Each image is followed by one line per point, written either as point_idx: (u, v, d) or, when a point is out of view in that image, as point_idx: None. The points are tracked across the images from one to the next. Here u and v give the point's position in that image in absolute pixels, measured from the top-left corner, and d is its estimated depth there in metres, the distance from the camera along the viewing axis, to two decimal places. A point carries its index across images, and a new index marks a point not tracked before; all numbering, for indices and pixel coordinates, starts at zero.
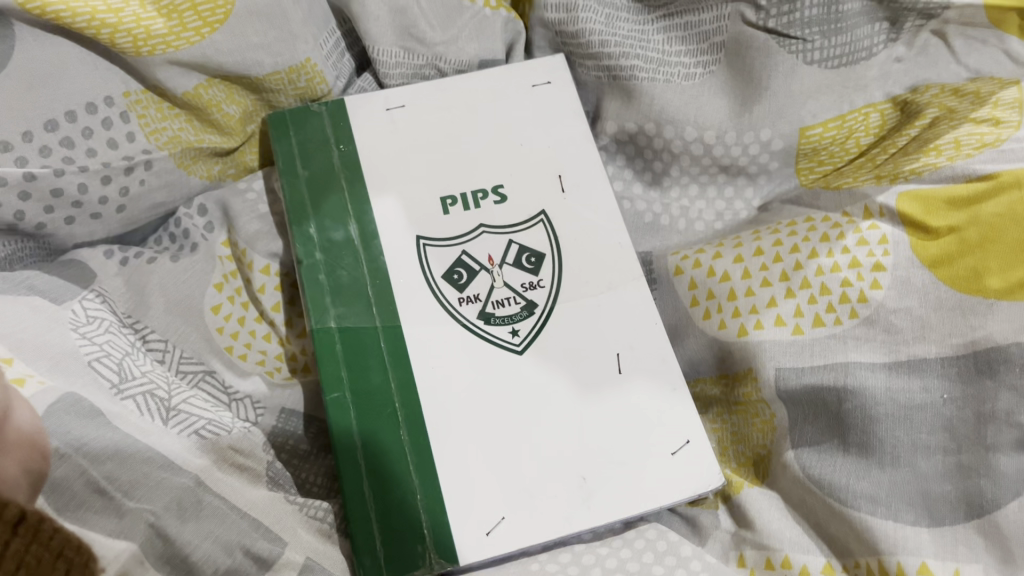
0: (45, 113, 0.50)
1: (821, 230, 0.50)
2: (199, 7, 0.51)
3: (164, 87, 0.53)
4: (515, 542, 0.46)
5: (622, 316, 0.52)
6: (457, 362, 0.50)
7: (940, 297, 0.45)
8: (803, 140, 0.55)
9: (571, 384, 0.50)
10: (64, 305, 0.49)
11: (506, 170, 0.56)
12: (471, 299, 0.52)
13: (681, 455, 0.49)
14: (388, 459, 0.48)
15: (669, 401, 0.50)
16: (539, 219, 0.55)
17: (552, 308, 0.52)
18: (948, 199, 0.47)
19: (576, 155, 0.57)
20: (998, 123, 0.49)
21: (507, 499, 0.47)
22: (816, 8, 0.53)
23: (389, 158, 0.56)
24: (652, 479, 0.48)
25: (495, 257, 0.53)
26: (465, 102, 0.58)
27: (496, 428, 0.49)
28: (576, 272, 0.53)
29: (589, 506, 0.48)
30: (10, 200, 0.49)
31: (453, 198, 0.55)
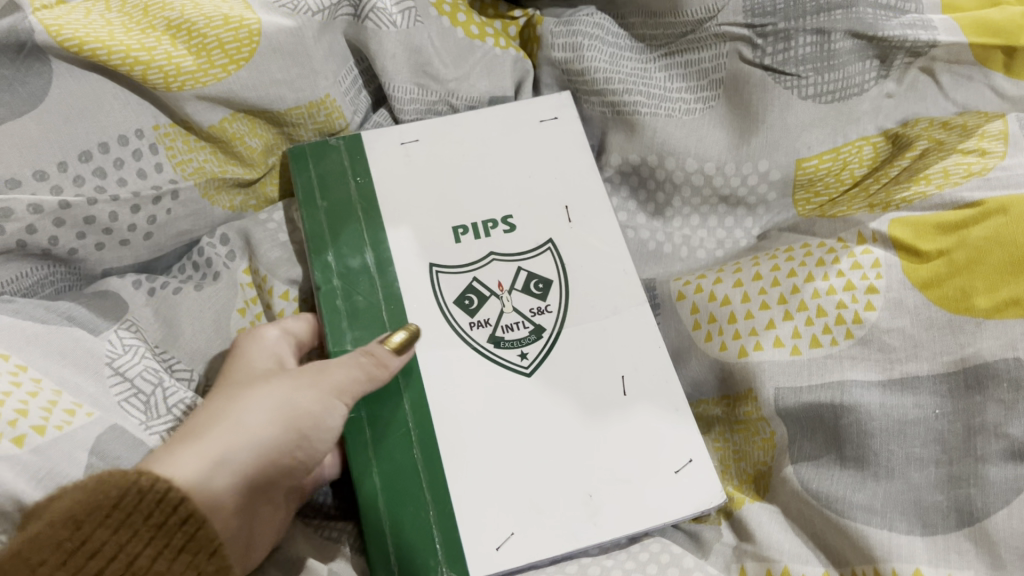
0: (79, 144, 0.53)
1: (816, 255, 0.52)
2: (226, 45, 0.55)
3: (192, 121, 0.56)
4: (525, 556, 0.48)
5: (625, 341, 0.54)
6: (467, 381, 0.52)
7: (931, 316, 0.47)
8: (799, 171, 0.58)
9: (578, 404, 0.52)
10: (101, 335, 0.52)
11: (515, 201, 0.59)
12: (482, 323, 0.54)
13: (685, 473, 0.51)
14: (402, 476, 0.50)
15: (674, 422, 0.52)
16: (547, 248, 0.57)
17: (559, 332, 0.54)
18: (938, 224, 0.49)
19: (581, 186, 0.60)
20: (984, 154, 0.52)
21: (518, 515, 0.49)
22: (808, 45, 0.56)
23: (403, 189, 0.58)
24: (658, 497, 0.50)
25: (505, 283, 0.55)
26: (476, 135, 0.61)
27: (506, 444, 0.51)
28: (583, 297, 0.55)
29: (598, 522, 0.49)
30: (44, 226, 0.51)
31: (465, 228, 0.57)
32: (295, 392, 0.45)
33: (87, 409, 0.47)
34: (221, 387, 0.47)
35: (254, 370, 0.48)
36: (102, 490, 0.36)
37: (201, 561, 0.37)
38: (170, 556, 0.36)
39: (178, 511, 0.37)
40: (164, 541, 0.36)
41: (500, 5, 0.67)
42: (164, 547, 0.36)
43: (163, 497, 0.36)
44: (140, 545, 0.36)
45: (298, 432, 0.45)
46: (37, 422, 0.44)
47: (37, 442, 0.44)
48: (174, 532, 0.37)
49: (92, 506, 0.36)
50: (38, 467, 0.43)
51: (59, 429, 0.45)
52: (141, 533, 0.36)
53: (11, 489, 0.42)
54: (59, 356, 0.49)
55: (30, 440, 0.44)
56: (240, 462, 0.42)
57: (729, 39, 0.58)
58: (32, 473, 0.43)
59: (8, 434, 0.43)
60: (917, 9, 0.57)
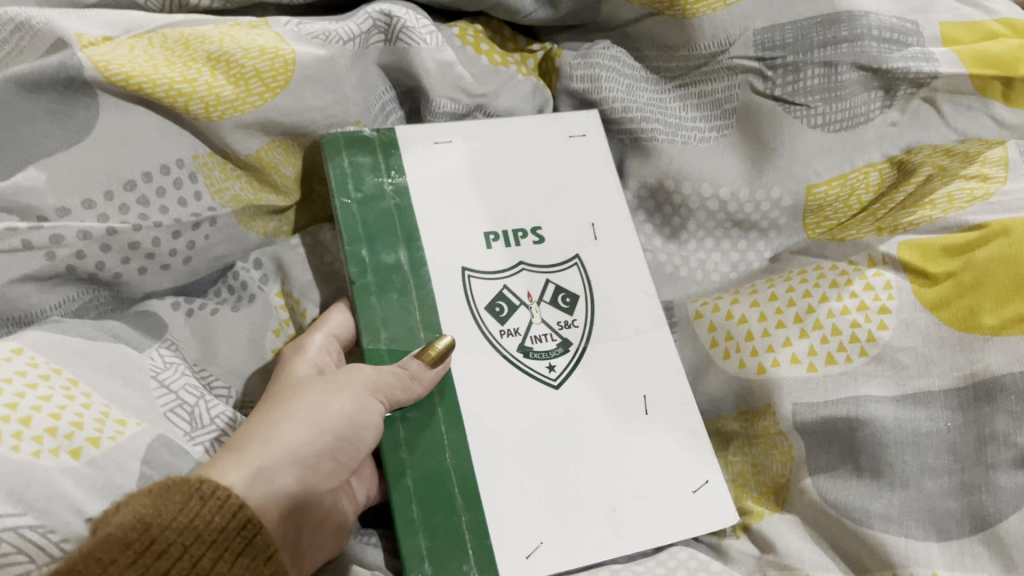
0: (124, 174, 0.55)
1: (830, 277, 0.55)
2: (263, 75, 0.58)
3: (232, 151, 0.59)
4: (555, 564, 0.50)
5: (643, 361, 0.58)
6: (496, 387, 0.54)
7: (941, 335, 0.50)
8: (809, 197, 0.60)
9: (604, 419, 0.55)
10: (144, 351, 0.55)
11: (542, 214, 0.61)
12: (512, 332, 0.56)
13: (701, 489, 0.54)
14: (435, 479, 0.51)
15: (691, 441, 0.55)
16: (574, 263, 0.60)
17: (585, 347, 0.57)
18: (944, 247, 0.52)
19: (605, 206, 0.62)
20: (986, 180, 0.55)
21: (547, 523, 0.51)
22: (817, 77, 0.59)
23: (437, 191, 0.60)
24: (679, 513, 0.53)
25: (533, 294, 0.58)
26: (506, 142, 0.63)
27: (536, 453, 0.53)
28: (607, 313, 0.58)
29: (621, 533, 0.52)
30: (92, 251, 0.54)
31: (496, 235, 0.59)
32: (326, 400, 0.48)
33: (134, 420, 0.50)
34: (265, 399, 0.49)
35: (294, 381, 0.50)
36: (168, 496, 0.39)
37: (258, 565, 0.41)
38: (230, 558, 0.40)
39: (237, 516, 0.40)
40: (225, 544, 0.40)
41: (520, 39, 0.70)
42: (224, 550, 0.40)
43: (224, 503, 0.40)
44: (202, 547, 0.39)
45: (335, 441, 0.47)
46: (92, 434, 0.47)
47: (93, 454, 0.47)
48: (232, 537, 0.40)
49: (157, 510, 0.39)
50: (95, 477, 0.46)
51: (112, 439, 0.48)
52: (203, 536, 0.39)
53: (73, 498, 0.45)
54: (108, 370, 0.52)
55: (87, 452, 0.47)
56: (282, 470, 0.44)
57: (740, 71, 0.61)
58: (90, 483, 0.46)
59: (66, 447, 0.46)
60: (919, 43, 0.59)
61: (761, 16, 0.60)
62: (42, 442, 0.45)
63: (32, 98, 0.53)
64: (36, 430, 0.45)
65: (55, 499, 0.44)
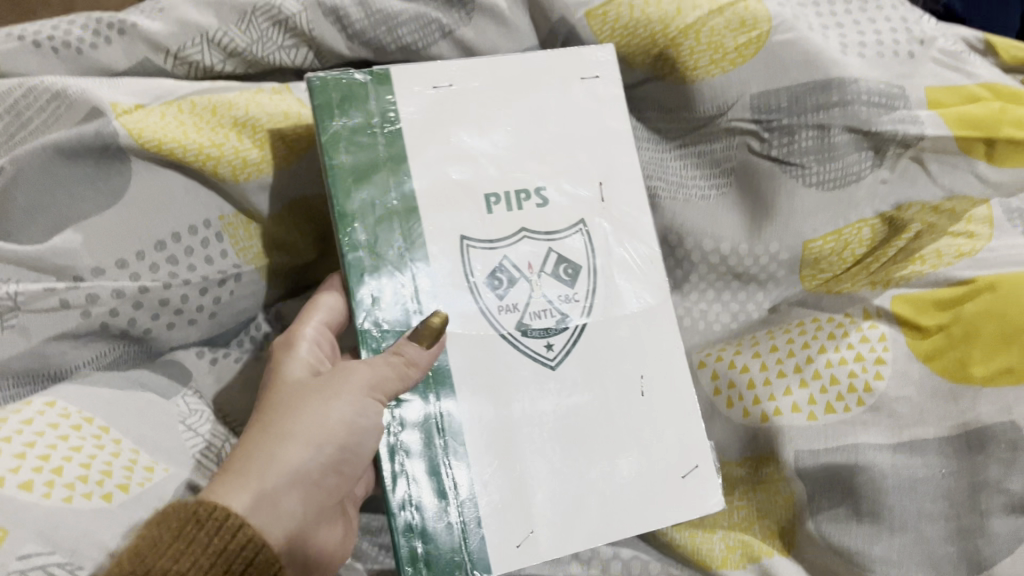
0: (155, 234, 0.58)
1: (827, 329, 0.58)
2: (288, 138, 0.62)
3: (256, 211, 0.62)
4: (547, 551, 0.53)
5: (639, 338, 0.58)
6: (492, 370, 0.54)
7: (935, 385, 0.53)
8: (805, 251, 0.63)
9: (598, 405, 0.56)
10: (171, 398, 0.57)
11: (551, 171, 0.58)
12: (510, 308, 0.55)
13: (691, 476, 0.56)
14: (429, 472, 0.52)
15: (685, 427, 0.57)
16: (579, 228, 0.58)
17: (585, 324, 0.57)
18: (935, 300, 0.55)
19: (616, 165, 0.59)
20: (973, 236, 0.59)
21: (540, 515, 0.54)
22: (810, 139, 0.62)
23: (434, 149, 0.56)
24: (671, 504, 0.56)
25: (535, 265, 0.56)
26: (508, 88, 0.58)
27: (529, 443, 0.54)
28: (610, 286, 0.58)
29: (607, 524, 0.55)
30: (125, 309, 0.56)
31: (497, 196, 0.56)
32: (323, 408, 0.48)
33: (161, 467, 0.52)
34: (261, 408, 0.49)
35: (290, 386, 0.50)
36: (163, 524, 0.40)
37: None
38: None
39: (236, 537, 0.41)
40: (225, 567, 0.41)
41: None
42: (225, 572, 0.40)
43: (221, 525, 0.41)
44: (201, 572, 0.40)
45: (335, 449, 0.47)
46: (121, 481, 0.50)
47: (123, 499, 0.49)
48: (233, 559, 0.41)
49: (153, 543, 0.40)
50: (130, 520, 0.49)
51: (141, 485, 0.50)
52: (200, 561, 0.40)
53: (97, 537, 0.46)
54: (136, 416, 0.54)
55: (118, 496, 0.49)
56: (286, 491, 0.45)
57: (739, 133, 0.64)
58: (122, 524, 0.48)
59: (98, 492, 0.48)
60: (905, 107, 0.62)
61: (757, 80, 0.63)
62: (74, 487, 0.47)
63: (69, 166, 0.56)
64: (70, 477, 0.47)
65: (95, 547, 0.46)
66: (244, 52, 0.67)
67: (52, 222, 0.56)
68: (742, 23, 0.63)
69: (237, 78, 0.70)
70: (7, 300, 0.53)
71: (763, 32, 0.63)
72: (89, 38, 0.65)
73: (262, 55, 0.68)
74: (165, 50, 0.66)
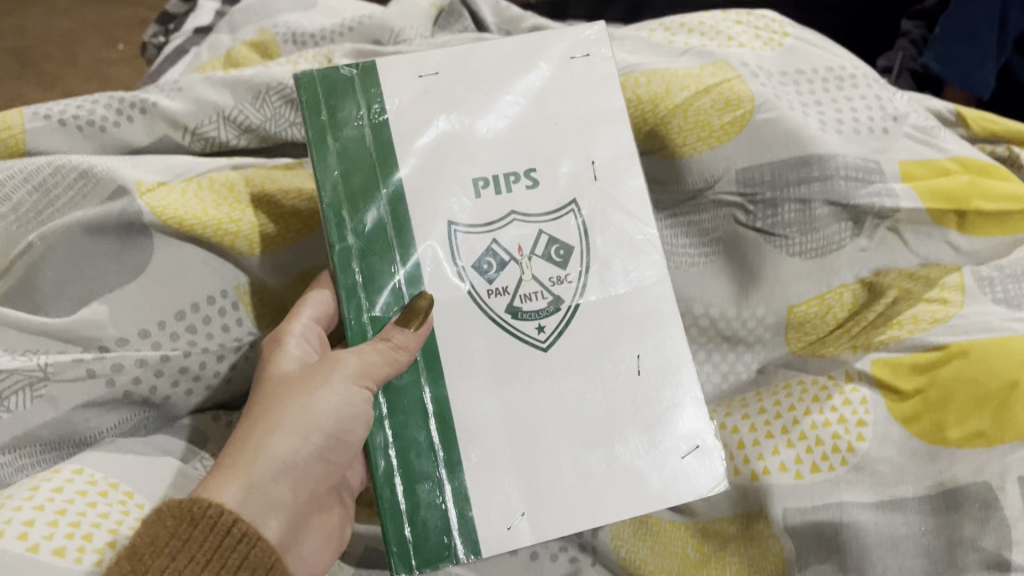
0: (176, 304, 0.61)
1: (812, 391, 0.61)
2: (300, 213, 0.65)
3: (269, 280, 0.65)
4: (535, 533, 0.53)
5: (635, 315, 0.57)
6: (484, 351, 0.54)
7: (913, 447, 0.56)
8: (791, 314, 0.66)
9: (593, 383, 0.55)
10: (189, 463, 0.60)
11: (541, 151, 0.57)
12: (500, 291, 0.55)
13: (690, 456, 0.55)
14: (417, 456, 0.53)
15: (681, 405, 0.56)
16: (569, 209, 0.57)
17: (578, 304, 0.56)
18: (912, 365, 0.59)
19: (609, 149, 0.58)
20: (946, 302, 0.63)
21: (528, 497, 0.53)
22: (792, 212, 0.66)
23: (421, 133, 0.55)
24: (659, 482, 0.54)
25: (525, 248, 0.55)
26: (496, 71, 0.57)
27: (522, 422, 0.54)
28: (602, 267, 0.56)
29: (598, 506, 0.54)
30: (147, 376, 0.59)
31: (485, 181, 0.56)
32: (309, 399, 0.50)
33: None
34: (253, 401, 0.52)
35: (280, 379, 0.52)
36: (161, 523, 0.43)
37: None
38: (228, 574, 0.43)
39: (231, 532, 0.44)
40: (221, 562, 0.43)
41: None
42: (221, 567, 0.43)
43: (216, 521, 0.44)
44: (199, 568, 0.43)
45: (323, 438, 0.50)
46: None
47: None
48: (228, 554, 0.44)
49: (151, 541, 0.43)
50: None
51: None
52: (198, 556, 0.43)
53: None
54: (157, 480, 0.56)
55: None
56: (273, 481, 0.47)
57: (725, 206, 0.68)
58: None
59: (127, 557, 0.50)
60: (881, 180, 0.67)
61: (742, 156, 0.67)
62: (104, 552, 0.49)
63: (96, 240, 0.60)
64: (99, 543, 0.49)
65: None
66: (258, 129, 0.71)
67: (82, 295, 0.60)
68: (727, 103, 0.68)
69: (250, 151, 0.74)
70: (37, 370, 0.56)
71: (747, 111, 0.68)
72: (112, 116, 0.69)
73: (275, 132, 0.72)
74: (183, 126, 0.70)
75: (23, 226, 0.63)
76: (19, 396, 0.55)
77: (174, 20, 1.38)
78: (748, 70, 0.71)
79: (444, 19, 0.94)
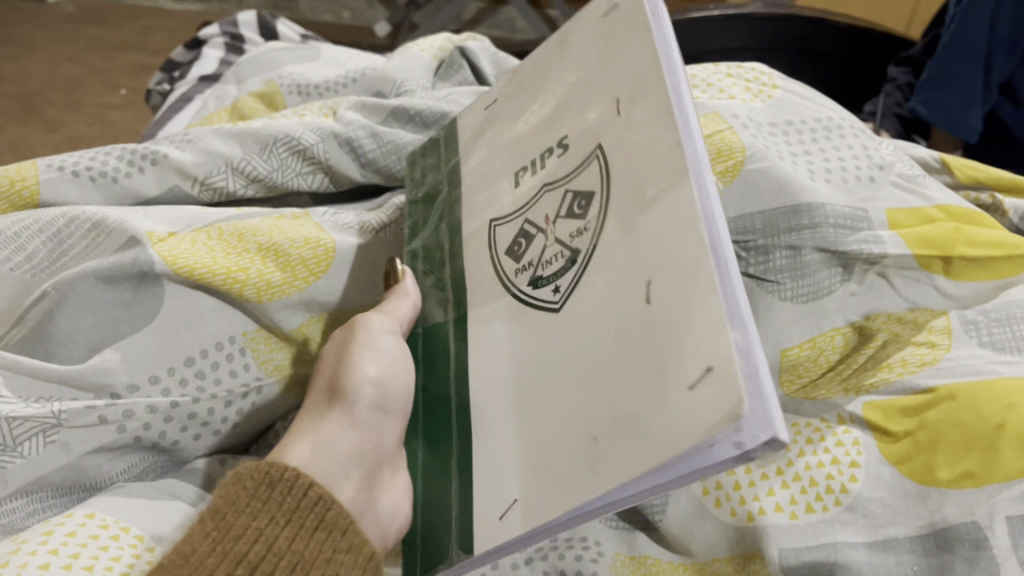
0: (184, 351, 0.63)
1: (805, 433, 0.63)
2: (307, 261, 0.67)
3: (277, 326, 0.66)
4: (521, 524, 0.43)
5: (672, 213, 0.39)
6: (501, 339, 0.51)
7: (905, 487, 0.58)
8: (783, 358, 0.67)
9: (605, 318, 0.42)
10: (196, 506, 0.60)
11: (574, 110, 0.53)
12: (525, 267, 0.52)
13: (701, 388, 0.33)
14: (434, 446, 0.56)
15: (707, 306, 0.34)
16: (596, 155, 0.48)
17: (591, 248, 0.46)
18: (902, 407, 0.61)
19: (632, 61, 0.47)
20: (934, 345, 0.64)
21: (523, 482, 0.44)
22: (784, 258, 0.68)
23: (483, 154, 0.63)
24: (669, 420, 0.35)
25: (550, 215, 0.52)
26: (536, 73, 0.60)
27: (529, 395, 0.46)
28: (625, 177, 0.44)
29: (581, 482, 0.39)
30: (156, 422, 0.60)
31: (525, 168, 0.57)
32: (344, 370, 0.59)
33: None
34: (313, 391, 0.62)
35: (326, 367, 0.62)
36: (241, 483, 0.49)
37: (336, 536, 0.49)
38: (307, 532, 0.48)
39: (308, 493, 0.49)
40: (300, 522, 0.48)
41: None
42: (300, 527, 0.48)
43: (294, 482, 0.49)
44: (280, 528, 0.48)
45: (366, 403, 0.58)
46: None
47: None
48: (307, 514, 0.49)
49: (232, 501, 0.48)
50: None
51: None
52: (278, 516, 0.48)
53: None
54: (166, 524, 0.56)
55: None
56: (337, 437, 0.56)
57: None
58: None
59: None
60: (869, 228, 0.69)
61: (734, 204, 0.70)
62: None
63: (109, 290, 0.62)
64: None
65: None
66: (265, 178, 0.73)
67: (96, 342, 0.62)
68: (719, 154, 0.71)
69: (257, 201, 0.76)
70: (50, 418, 0.57)
71: (738, 160, 0.71)
72: (124, 167, 0.72)
73: (281, 181, 0.74)
74: (192, 178, 0.72)
75: (37, 274, 0.65)
76: (32, 442, 0.56)
77: (178, 71, 1.42)
78: (738, 121, 0.74)
79: (444, 70, 0.97)
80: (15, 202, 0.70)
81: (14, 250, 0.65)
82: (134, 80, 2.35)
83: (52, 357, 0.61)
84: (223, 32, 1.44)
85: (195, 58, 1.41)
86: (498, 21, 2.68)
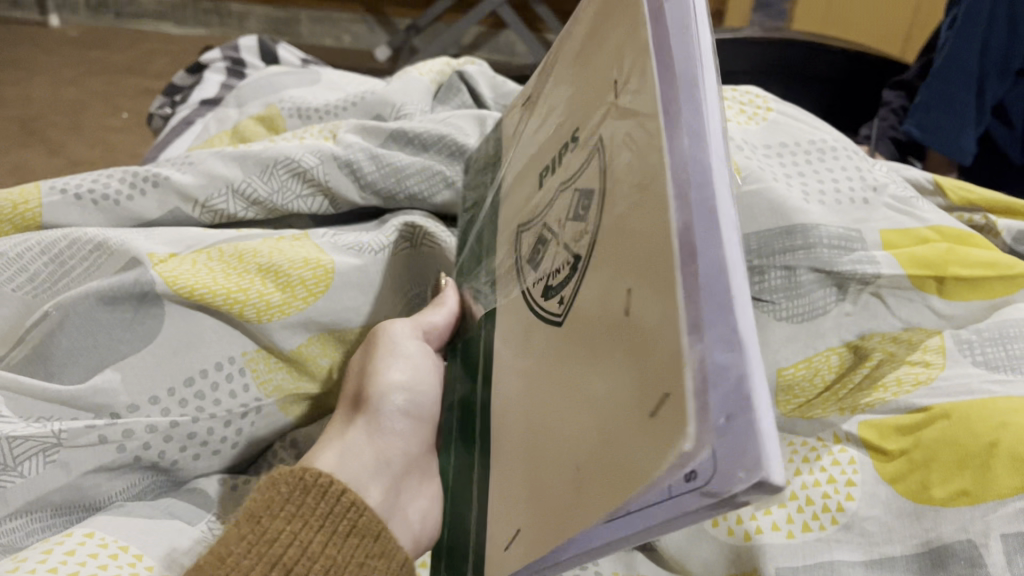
0: (183, 371, 0.63)
1: (801, 452, 0.64)
2: (307, 281, 0.68)
3: (276, 345, 0.66)
4: (521, 557, 0.42)
5: (642, 216, 0.35)
6: (524, 352, 0.49)
7: (899, 505, 0.58)
8: (780, 377, 0.68)
9: (581, 346, 0.40)
10: (195, 525, 0.60)
11: (586, 100, 0.48)
12: (540, 275, 0.49)
13: (659, 416, 0.30)
14: (464, 459, 0.56)
15: (671, 332, 0.30)
16: (596, 144, 0.44)
17: (586, 253, 0.41)
18: (898, 426, 0.61)
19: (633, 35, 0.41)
20: (929, 364, 0.65)
21: (524, 511, 0.43)
22: (778, 278, 0.69)
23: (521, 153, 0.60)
24: (636, 458, 0.32)
25: (559, 220, 0.48)
26: (564, 58, 0.56)
27: (535, 418, 0.45)
28: (611, 178, 0.40)
29: (569, 515, 0.37)
30: (156, 441, 0.60)
31: (548, 167, 0.53)
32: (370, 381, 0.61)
33: None
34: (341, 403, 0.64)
35: (354, 378, 0.64)
36: (277, 489, 0.51)
37: (368, 541, 0.51)
38: (339, 537, 0.50)
39: (341, 500, 0.51)
40: (332, 527, 0.50)
41: None
42: (332, 532, 0.50)
43: (327, 489, 0.51)
44: (314, 532, 0.49)
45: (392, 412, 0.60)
46: None
47: None
48: (339, 520, 0.51)
49: (268, 505, 0.50)
50: None
51: None
52: (312, 521, 0.50)
53: None
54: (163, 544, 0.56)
55: None
56: (363, 444, 0.58)
57: None
58: None
59: None
60: (863, 248, 0.70)
61: None
62: None
63: (110, 310, 0.63)
64: None
65: None
66: (266, 200, 0.74)
67: (97, 362, 0.62)
68: None
69: (259, 223, 0.77)
70: (51, 438, 0.57)
71: (733, 182, 0.72)
72: (126, 190, 0.73)
73: (282, 204, 0.74)
74: (194, 200, 0.73)
75: (38, 295, 0.66)
76: (32, 462, 0.56)
77: (180, 94, 1.43)
78: (733, 143, 0.75)
79: (443, 93, 0.98)
80: (17, 223, 0.71)
81: (16, 271, 0.65)
82: (137, 104, 2.37)
83: (53, 378, 0.61)
84: (225, 56, 1.45)
85: (196, 83, 1.42)
86: (498, 45, 2.71)
